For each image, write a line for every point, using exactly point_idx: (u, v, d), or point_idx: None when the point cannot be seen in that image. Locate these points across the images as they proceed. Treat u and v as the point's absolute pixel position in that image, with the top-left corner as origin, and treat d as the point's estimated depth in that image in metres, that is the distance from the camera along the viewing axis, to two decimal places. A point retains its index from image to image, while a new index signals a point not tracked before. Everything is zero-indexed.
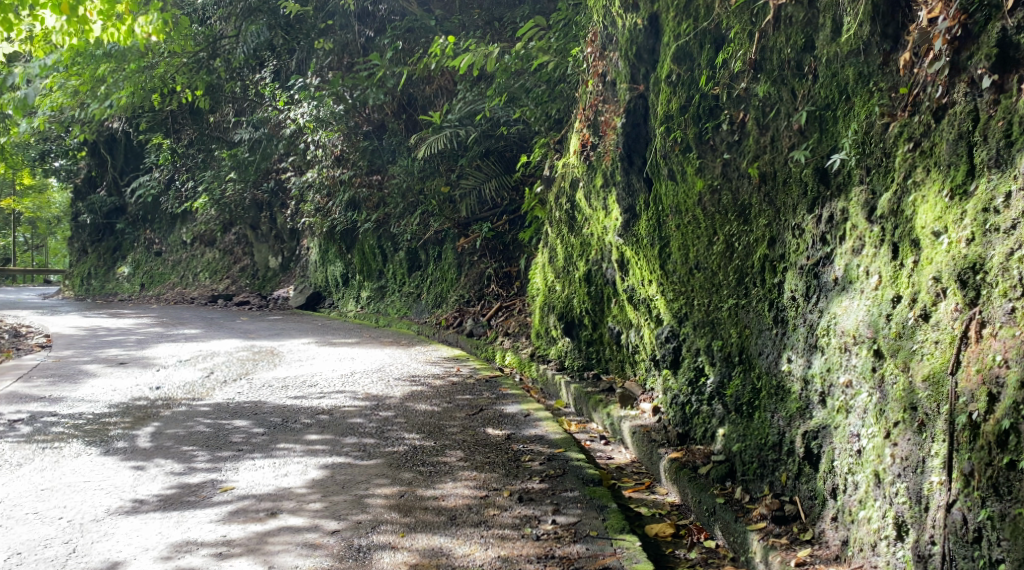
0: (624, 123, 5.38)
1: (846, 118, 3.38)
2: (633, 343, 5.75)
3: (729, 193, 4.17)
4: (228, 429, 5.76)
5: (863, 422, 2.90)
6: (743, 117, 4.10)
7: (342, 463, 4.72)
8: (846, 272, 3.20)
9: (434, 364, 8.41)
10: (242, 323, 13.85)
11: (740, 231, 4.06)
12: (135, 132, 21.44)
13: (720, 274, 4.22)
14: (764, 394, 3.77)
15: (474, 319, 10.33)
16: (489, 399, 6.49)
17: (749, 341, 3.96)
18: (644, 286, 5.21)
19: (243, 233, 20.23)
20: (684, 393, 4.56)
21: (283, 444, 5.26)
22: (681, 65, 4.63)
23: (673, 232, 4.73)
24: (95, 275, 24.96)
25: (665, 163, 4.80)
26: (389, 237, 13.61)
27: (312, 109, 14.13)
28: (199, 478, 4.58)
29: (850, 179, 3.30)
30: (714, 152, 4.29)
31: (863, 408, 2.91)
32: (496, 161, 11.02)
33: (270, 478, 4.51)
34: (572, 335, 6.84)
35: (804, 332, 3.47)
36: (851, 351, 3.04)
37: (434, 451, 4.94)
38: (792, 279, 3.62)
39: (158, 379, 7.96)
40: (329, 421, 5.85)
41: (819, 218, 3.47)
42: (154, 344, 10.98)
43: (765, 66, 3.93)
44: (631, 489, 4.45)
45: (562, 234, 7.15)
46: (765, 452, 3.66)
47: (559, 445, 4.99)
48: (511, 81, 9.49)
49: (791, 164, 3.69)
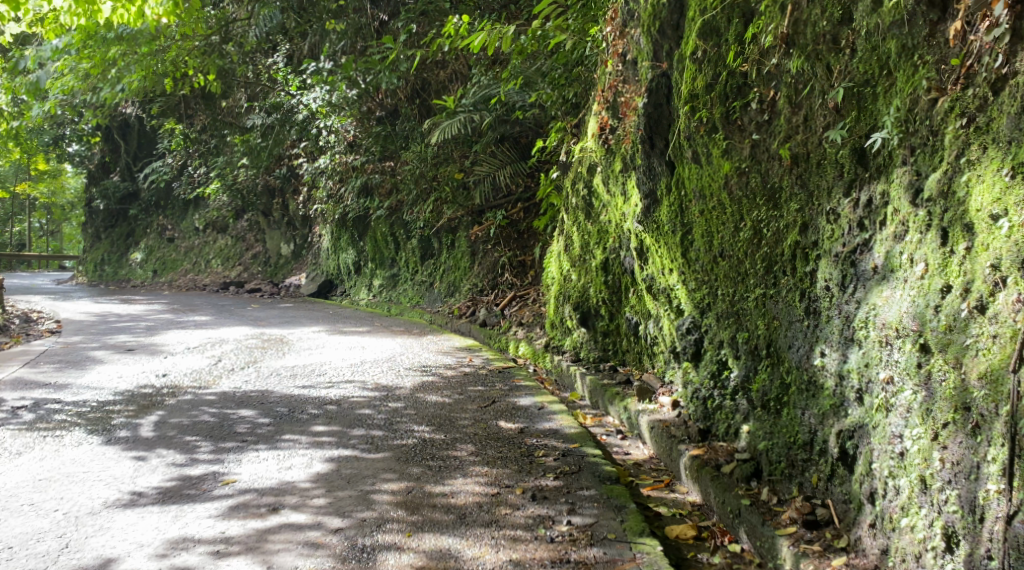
0: (646, 104, 5.16)
1: (888, 94, 3.16)
2: (651, 334, 5.55)
3: (758, 176, 3.94)
4: (233, 419, 5.58)
5: (905, 422, 2.74)
6: (774, 95, 3.87)
7: (349, 457, 4.53)
8: (887, 262, 3.01)
9: (446, 354, 8.22)
10: (253, 310, 13.70)
11: (769, 216, 3.84)
12: (148, 118, 21.37)
13: (746, 262, 3.99)
14: (794, 390, 3.56)
15: (488, 308, 10.14)
16: (501, 391, 6.29)
17: (777, 333, 3.74)
18: (664, 275, 4.99)
19: (255, 220, 20.10)
20: (706, 387, 4.37)
21: (289, 435, 5.07)
22: (707, 40, 4.39)
23: (696, 217, 4.51)
24: (108, 261, 24.96)
25: (689, 145, 4.58)
26: (402, 225, 13.43)
27: (324, 95, 14.17)
28: (201, 470, 4.39)
29: (892, 160, 3.09)
30: (742, 133, 4.07)
31: (906, 406, 2.74)
32: (512, 147, 10.85)
33: (273, 471, 4.32)
34: (587, 326, 6.64)
35: (839, 324, 3.26)
36: (892, 345, 2.88)
37: (445, 444, 4.75)
38: (826, 267, 3.40)
39: (165, 367, 7.81)
40: (336, 412, 5.67)
41: (857, 202, 3.27)
42: (163, 331, 10.84)
43: (798, 40, 3.69)
44: (649, 487, 4.25)
45: (578, 221, 6.93)
46: (794, 451, 3.46)
47: (574, 440, 4.79)
48: (526, 64, 9.28)
49: (826, 144, 3.47)
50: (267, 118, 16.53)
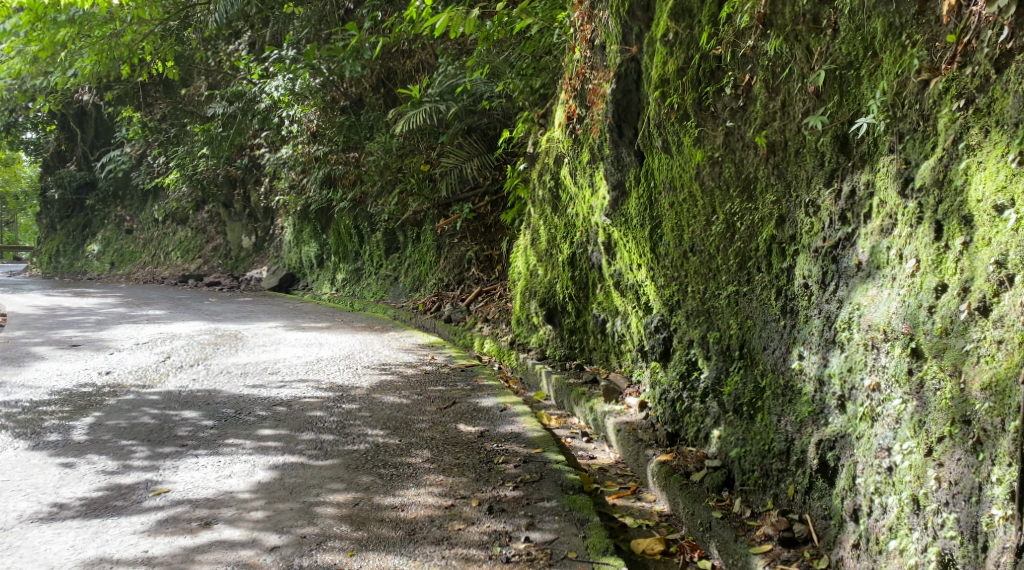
0: (613, 90, 4.88)
1: (874, 77, 2.94)
2: (619, 332, 5.30)
3: (731, 166, 3.70)
4: (175, 421, 5.29)
5: (895, 434, 2.55)
6: (750, 80, 3.63)
7: (294, 464, 4.25)
8: (872, 258, 2.80)
9: (408, 351, 7.93)
10: (209, 304, 13.32)
11: (743, 209, 3.60)
12: (105, 105, 20.79)
13: (718, 258, 3.75)
14: (768, 394, 3.33)
15: (453, 304, 9.86)
16: (463, 391, 6.01)
17: (751, 333, 3.50)
18: (632, 270, 4.74)
19: (216, 211, 19.60)
20: (675, 388, 4.13)
21: (232, 440, 4.79)
22: (678, 22, 4.13)
23: (666, 210, 4.26)
24: (64, 253, 24.36)
25: (659, 134, 4.33)
26: (366, 217, 13.10)
27: (287, 83, 13.34)
28: (132, 479, 4.07)
29: (879, 147, 2.87)
30: (715, 120, 3.82)
31: (895, 417, 2.55)
32: (479, 139, 10.55)
33: (211, 479, 4.03)
34: (554, 323, 6.37)
35: (819, 325, 3.03)
36: (879, 349, 2.67)
37: (399, 450, 4.47)
38: (804, 263, 3.17)
39: (109, 364, 7.45)
40: (286, 414, 5.38)
41: (839, 194, 3.04)
42: (113, 325, 10.44)
43: (776, 20, 3.45)
44: (614, 495, 3.99)
45: (545, 215, 6.67)
46: (768, 461, 3.23)
47: (536, 445, 4.52)
48: (492, 51, 9.02)
49: (805, 131, 3.24)
50: (228, 108, 15.95)
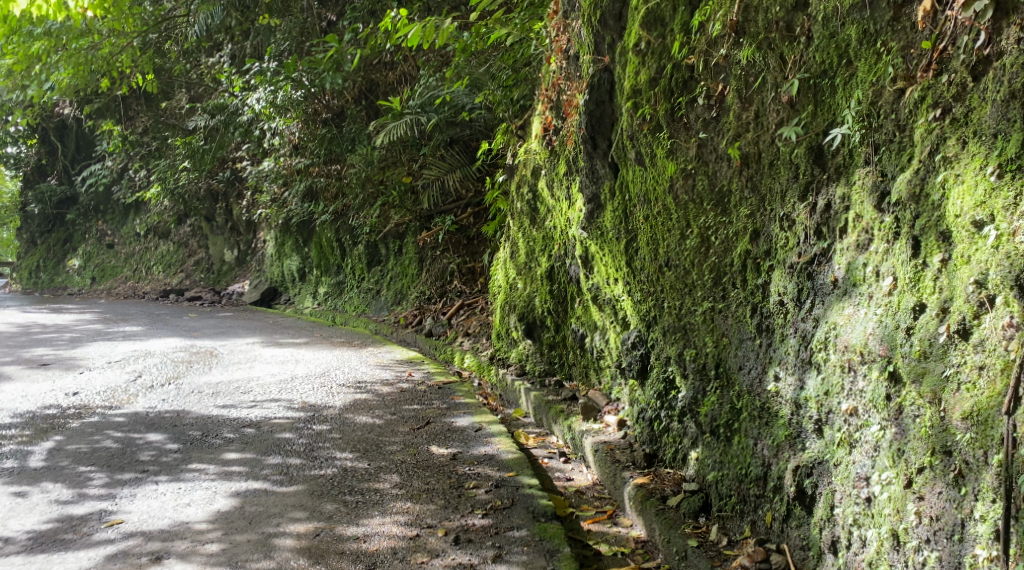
0: (587, 100, 4.75)
1: (850, 85, 2.82)
2: (597, 348, 5.16)
3: (705, 178, 3.57)
4: (138, 445, 5.19)
5: (874, 462, 2.44)
6: (723, 89, 3.51)
7: (257, 491, 4.16)
8: (848, 275, 2.67)
9: (386, 367, 7.77)
10: (188, 319, 13.15)
11: (717, 222, 3.47)
12: (85, 118, 20.61)
13: (693, 273, 3.62)
14: (744, 416, 3.19)
15: (434, 317, 9.70)
16: (438, 409, 5.86)
17: (726, 352, 3.37)
18: (608, 285, 4.61)
19: (198, 225, 19.38)
20: (653, 408, 4.02)
21: (195, 465, 4.68)
22: (650, 30, 4.01)
23: (641, 224, 4.13)
24: (44, 268, 24.10)
25: (632, 146, 4.20)
26: (348, 230, 12.94)
27: (268, 95, 12.82)
28: (85, 509, 4.05)
29: (854, 159, 2.75)
30: (688, 131, 3.69)
31: (874, 444, 2.45)
32: (461, 151, 10.40)
33: (168, 509, 3.97)
34: (533, 338, 6.22)
35: (795, 344, 2.90)
36: (856, 372, 2.56)
37: (367, 474, 4.33)
38: (779, 279, 3.04)
39: (78, 384, 7.30)
40: (254, 436, 5.26)
41: (814, 207, 2.91)
42: (87, 342, 10.28)
43: (749, 28, 3.34)
44: (590, 520, 3.85)
45: (523, 227, 6.54)
46: (745, 485, 3.10)
47: (510, 468, 4.37)
48: (472, 62, 8.90)
49: (779, 142, 3.12)
50: (209, 121, 15.75)
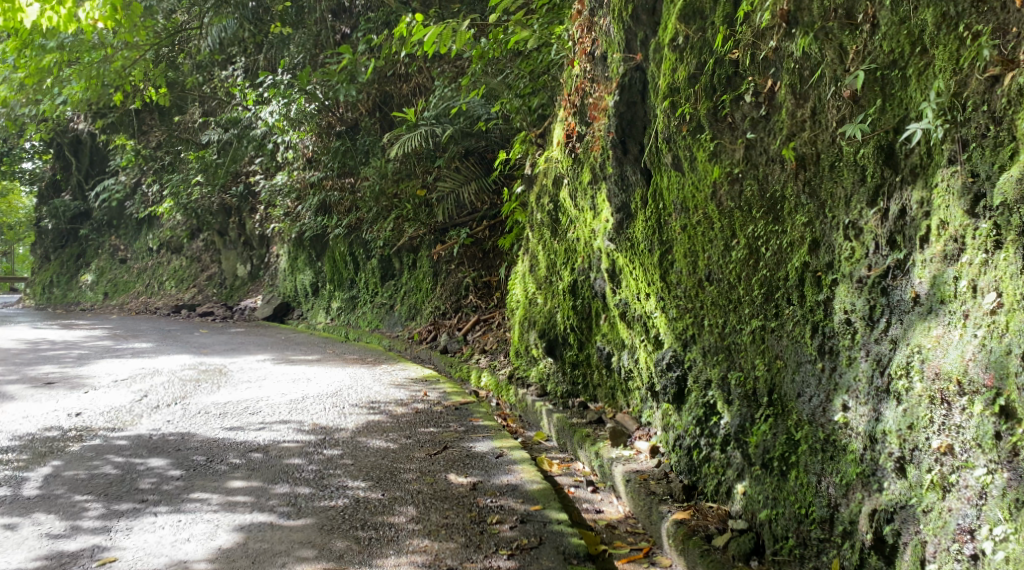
0: (617, 102, 4.43)
1: (926, 75, 2.56)
2: (625, 368, 4.82)
3: (754, 184, 3.26)
4: (139, 472, 4.88)
5: (981, 513, 2.29)
6: (773, 85, 3.19)
7: (262, 524, 3.85)
8: (934, 290, 2.51)
9: (400, 386, 7.43)
10: (199, 335, 12.87)
11: (768, 232, 3.17)
12: (99, 133, 20.47)
13: (740, 288, 3.31)
14: (802, 449, 2.95)
15: (450, 334, 9.39)
16: (456, 433, 5.52)
17: (781, 376, 3.10)
18: (639, 300, 4.27)
19: (210, 239, 19.15)
20: (691, 435, 3.68)
21: (198, 494, 4.38)
22: (689, 24, 3.69)
23: (678, 234, 3.80)
24: (57, 283, 23.87)
25: (667, 149, 3.87)
26: (362, 244, 12.65)
27: (282, 108, 12.65)
28: (77, 544, 3.74)
29: (936, 157, 2.54)
30: (733, 132, 3.38)
31: (983, 490, 2.29)
32: (477, 162, 10.10)
33: (166, 545, 3.66)
34: (554, 355, 5.85)
35: (867, 369, 2.72)
36: (952, 405, 2.39)
37: (381, 506, 4.00)
38: (845, 294, 2.82)
39: (81, 405, 7.01)
40: (261, 462, 4.94)
41: (885, 213, 2.71)
42: (94, 360, 10.01)
43: (802, 18, 3.03)
44: (624, 559, 3.50)
45: (544, 240, 6.22)
46: (806, 527, 2.86)
47: (536, 500, 4.02)
48: (488, 70, 8.57)
49: (842, 142, 2.84)
50: (222, 135, 15.60)
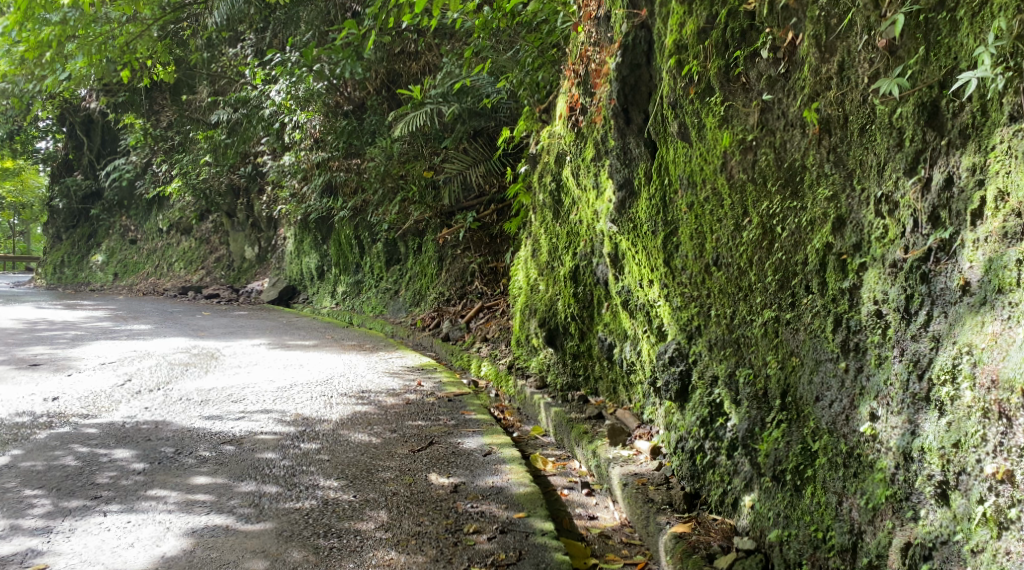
0: (619, 64, 4.00)
1: (982, 17, 2.16)
2: (627, 360, 4.40)
3: (769, 152, 2.84)
4: (100, 464, 4.51)
5: None
6: (794, 38, 2.76)
7: (217, 529, 3.48)
8: (989, 276, 2.10)
9: (394, 375, 7.05)
10: (201, 318, 12.55)
11: (785, 208, 2.75)
12: (110, 112, 20.14)
13: (752, 273, 2.90)
14: (820, 462, 2.54)
15: (452, 321, 8.99)
16: (445, 428, 5.11)
17: (796, 376, 2.69)
18: (642, 287, 3.84)
19: (219, 221, 18.83)
20: (694, 437, 3.27)
21: (156, 490, 4.02)
22: None
23: (684, 212, 3.38)
24: (68, 263, 23.69)
25: (674, 116, 3.44)
26: (367, 227, 12.26)
27: (289, 86, 12.11)
28: (10, 546, 3.38)
29: (993, 114, 2.14)
30: (747, 94, 2.96)
31: None
32: (485, 144, 9.66)
33: (105, 552, 3.31)
34: (554, 345, 5.43)
35: (901, 372, 2.31)
36: (1014, 422, 2.00)
37: (351, 510, 3.61)
38: (875, 280, 2.42)
39: (60, 389, 6.67)
40: (231, 456, 4.57)
41: (927, 184, 2.30)
42: (88, 341, 9.70)
43: None
44: None
45: (546, 222, 5.80)
46: (822, 554, 2.46)
47: (520, 506, 3.63)
48: (496, 44, 8.11)
49: (875, 100, 2.44)
50: (232, 114, 15.02)
